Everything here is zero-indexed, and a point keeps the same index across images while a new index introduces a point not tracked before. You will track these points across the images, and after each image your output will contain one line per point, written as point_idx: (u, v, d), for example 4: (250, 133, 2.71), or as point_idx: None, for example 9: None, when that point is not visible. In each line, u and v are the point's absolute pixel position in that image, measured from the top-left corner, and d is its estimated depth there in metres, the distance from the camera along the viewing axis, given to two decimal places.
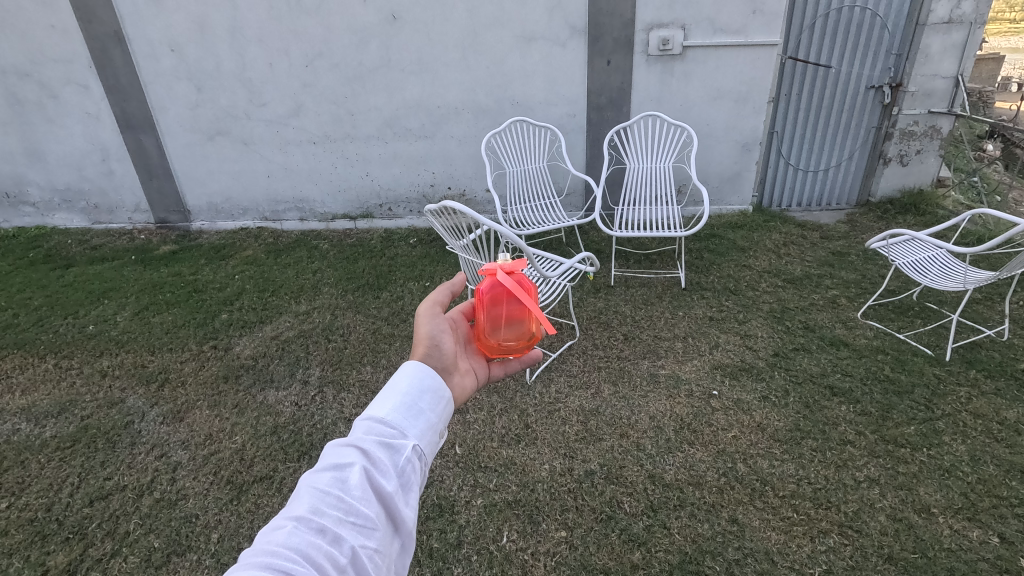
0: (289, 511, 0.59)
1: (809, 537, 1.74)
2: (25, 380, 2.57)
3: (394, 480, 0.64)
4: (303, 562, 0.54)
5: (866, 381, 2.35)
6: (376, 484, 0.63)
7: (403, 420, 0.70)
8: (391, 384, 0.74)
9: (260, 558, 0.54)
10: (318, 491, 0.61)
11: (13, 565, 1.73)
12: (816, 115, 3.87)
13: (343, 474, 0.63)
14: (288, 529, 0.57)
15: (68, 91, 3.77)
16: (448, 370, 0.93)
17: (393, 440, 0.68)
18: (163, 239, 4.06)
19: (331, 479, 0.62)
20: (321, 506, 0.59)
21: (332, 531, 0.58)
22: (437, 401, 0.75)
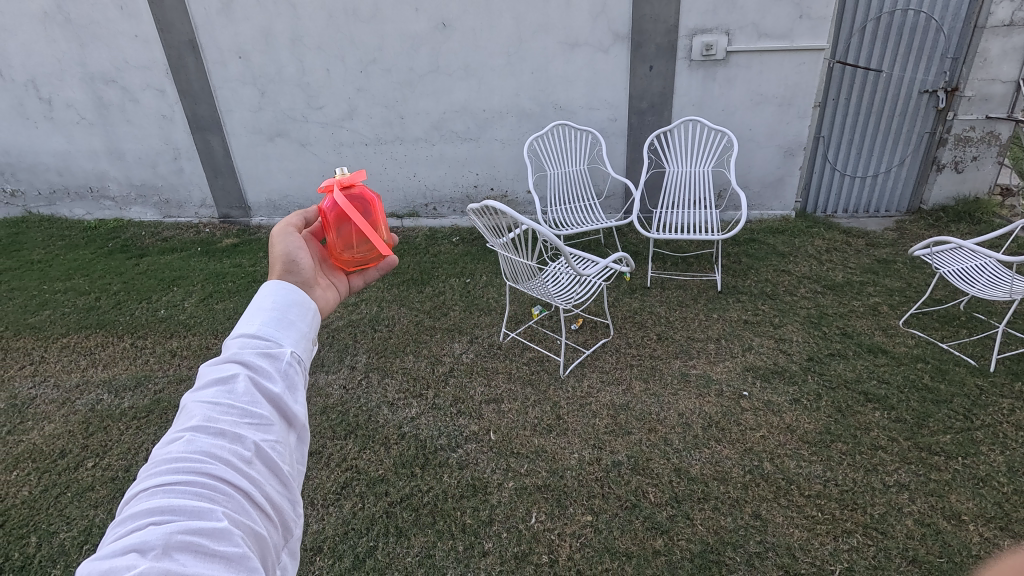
0: (180, 425, 0.59)
1: (833, 535, 1.77)
2: (106, 356, 2.85)
3: (280, 382, 0.66)
4: (209, 461, 0.56)
5: (903, 389, 2.33)
6: (264, 388, 0.65)
7: (276, 328, 0.71)
8: (255, 301, 0.74)
9: (159, 469, 0.54)
10: (205, 404, 0.61)
11: (98, 515, 1.96)
12: (865, 120, 3.80)
13: (230, 385, 0.64)
14: (184, 439, 0.57)
15: (146, 95, 4.11)
16: (311, 289, 0.89)
17: (270, 348, 0.69)
18: (225, 232, 4.36)
19: (217, 391, 0.63)
20: (213, 414, 0.60)
21: (231, 432, 0.59)
22: (306, 310, 0.76)
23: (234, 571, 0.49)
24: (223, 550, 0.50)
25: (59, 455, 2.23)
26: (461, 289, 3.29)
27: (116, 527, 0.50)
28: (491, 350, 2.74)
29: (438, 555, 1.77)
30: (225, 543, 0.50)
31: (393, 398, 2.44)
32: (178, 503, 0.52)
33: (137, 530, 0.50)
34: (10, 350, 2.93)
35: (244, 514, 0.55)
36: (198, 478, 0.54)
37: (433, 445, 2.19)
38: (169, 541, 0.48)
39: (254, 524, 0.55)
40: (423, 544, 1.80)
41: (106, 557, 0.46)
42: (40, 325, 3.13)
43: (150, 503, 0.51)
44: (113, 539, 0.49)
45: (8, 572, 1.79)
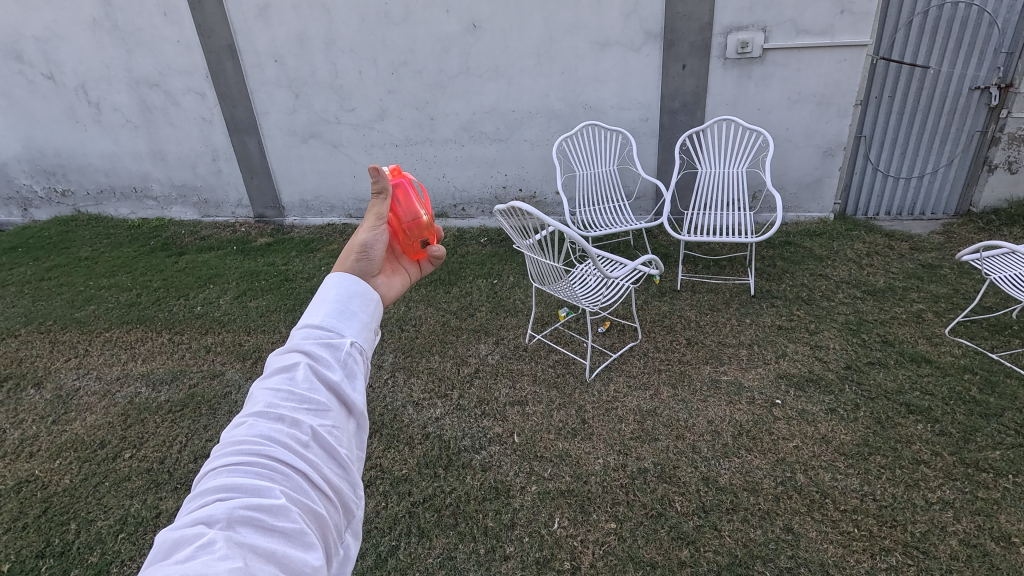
0: (248, 410, 0.62)
1: (870, 553, 1.69)
2: (145, 350, 2.95)
3: (339, 370, 0.66)
4: (268, 445, 0.57)
5: (949, 401, 2.21)
6: (323, 377, 0.65)
7: (336, 317, 0.70)
8: (320, 290, 0.74)
9: (225, 451, 0.57)
10: (269, 392, 0.63)
11: (133, 505, 2.02)
12: (910, 119, 3.64)
13: (291, 373, 0.65)
14: (246, 424, 0.59)
15: (188, 98, 4.25)
16: (373, 278, 0.85)
17: (331, 337, 0.69)
18: (260, 232, 4.46)
19: (281, 379, 0.65)
20: (274, 400, 0.62)
21: (290, 417, 0.60)
22: (368, 300, 0.74)
23: (293, 546, 0.50)
24: (281, 526, 0.51)
25: (100, 445, 2.32)
26: (488, 290, 3.29)
27: (189, 503, 0.53)
28: (516, 351, 2.73)
29: (459, 558, 1.76)
30: (283, 519, 0.51)
31: (418, 397, 2.45)
32: (240, 482, 0.53)
33: (206, 505, 0.51)
34: (57, 343, 3.06)
35: (304, 495, 0.55)
36: (258, 460, 0.56)
37: (457, 446, 2.18)
38: (232, 517, 0.49)
39: (313, 504, 0.55)
40: (445, 546, 1.80)
41: (178, 526, 0.49)
42: (86, 319, 3.27)
43: (215, 481, 0.53)
44: (185, 513, 0.51)
45: (50, 557, 1.86)
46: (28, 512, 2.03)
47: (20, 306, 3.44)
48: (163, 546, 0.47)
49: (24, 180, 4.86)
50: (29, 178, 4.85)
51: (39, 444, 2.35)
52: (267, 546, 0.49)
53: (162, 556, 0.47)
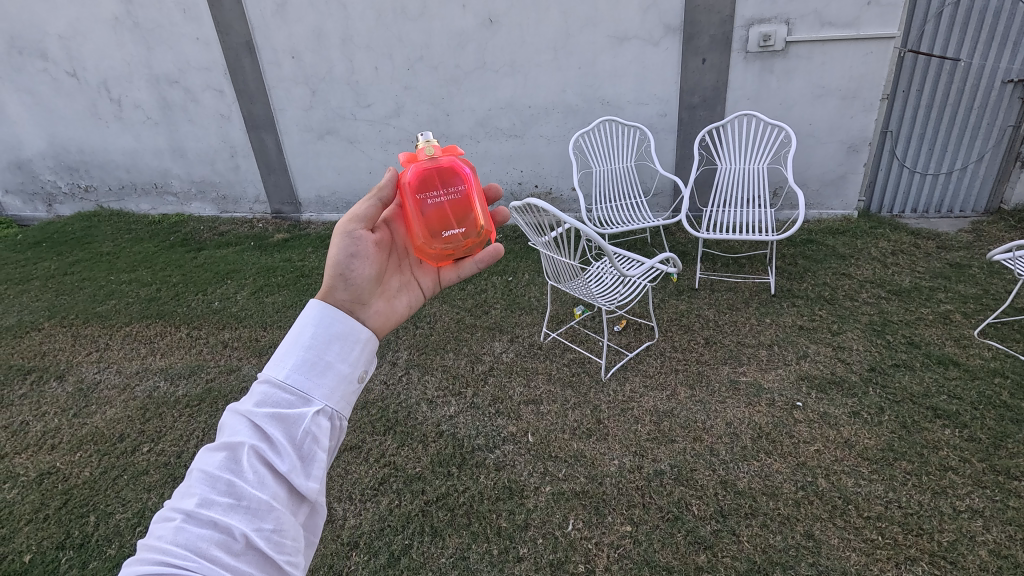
0: (177, 503, 0.58)
1: (895, 562, 1.64)
2: (164, 345, 2.99)
3: (289, 459, 0.64)
4: (196, 555, 0.54)
5: (978, 405, 2.14)
6: (271, 467, 0.63)
7: (295, 389, 0.69)
8: (285, 344, 0.72)
9: (145, 557, 0.52)
10: (205, 480, 0.60)
11: (151, 498, 2.04)
12: (938, 113, 3.53)
13: (236, 460, 0.62)
14: (175, 524, 0.55)
15: (206, 95, 4.28)
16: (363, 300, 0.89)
17: (288, 416, 0.67)
18: (277, 228, 4.49)
19: (223, 465, 0.62)
20: (210, 496, 0.58)
21: (223, 520, 0.57)
22: (342, 359, 0.74)
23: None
24: None
25: (119, 438, 2.35)
26: (503, 287, 3.27)
27: None
28: (531, 349, 2.71)
29: (473, 558, 1.75)
30: None
31: (432, 396, 2.44)
32: None
33: None
34: (79, 336, 3.11)
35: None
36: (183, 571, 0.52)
37: (471, 444, 2.17)
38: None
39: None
40: (458, 546, 1.79)
41: None
42: (107, 314, 3.32)
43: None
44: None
45: (69, 548, 1.89)
46: (49, 504, 2.06)
47: (44, 300, 3.51)
48: None
49: (48, 176, 4.95)
50: (53, 174, 4.94)
51: (60, 436, 2.38)
52: None
53: None
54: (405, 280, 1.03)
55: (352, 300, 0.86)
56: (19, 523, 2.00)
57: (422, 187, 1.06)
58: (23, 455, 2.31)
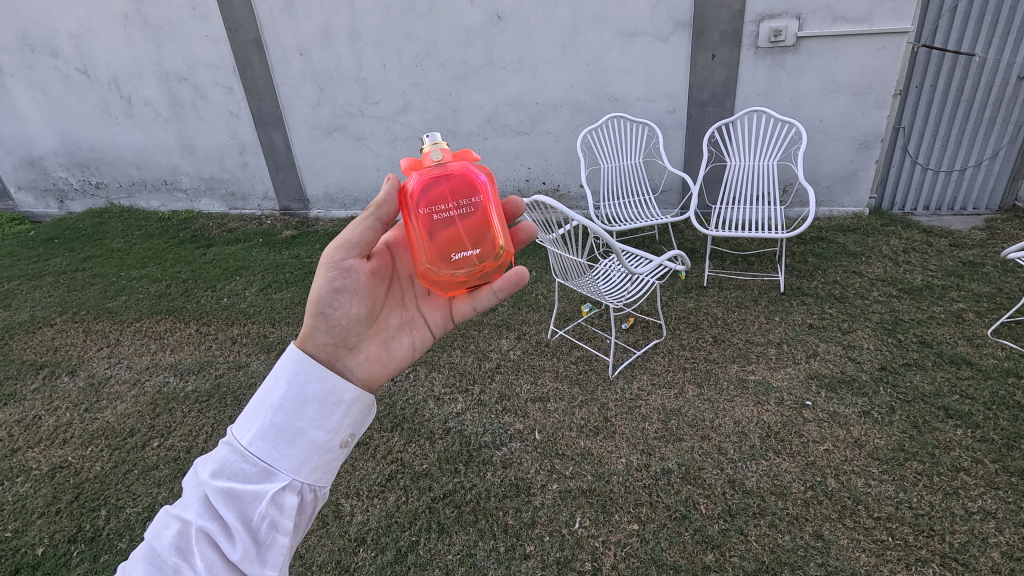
0: None
1: (905, 564, 1.62)
2: (174, 341, 3.01)
3: (241, 545, 0.65)
4: None
5: (990, 405, 2.11)
6: (219, 553, 0.65)
7: (252, 465, 0.70)
8: (250, 414, 0.73)
9: None
10: (154, 563, 0.63)
11: (161, 493, 2.06)
12: (952, 109, 3.48)
13: (186, 543, 0.65)
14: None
15: (215, 92, 4.29)
16: (349, 344, 0.89)
17: (246, 496, 0.68)
18: (286, 225, 4.51)
19: (175, 545, 0.64)
20: None
21: None
22: (306, 434, 0.74)
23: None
24: None
25: (129, 433, 2.37)
26: None
27: None
28: (538, 347, 2.70)
29: (479, 555, 1.75)
30: None
31: (439, 392, 2.44)
32: None
33: None
34: (90, 332, 3.14)
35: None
36: None
37: (478, 442, 2.17)
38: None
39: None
40: (465, 543, 1.79)
41: None
42: (117, 310, 3.35)
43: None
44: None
45: (81, 541, 1.91)
46: (61, 497, 2.08)
47: (55, 296, 3.54)
48: None
49: (60, 172, 4.99)
50: (65, 171, 4.98)
51: (72, 431, 2.41)
52: None
53: None
54: (407, 317, 1.01)
55: (336, 344, 0.87)
56: (31, 516, 2.02)
57: (430, 203, 0.98)
58: (35, 449, 2.33)
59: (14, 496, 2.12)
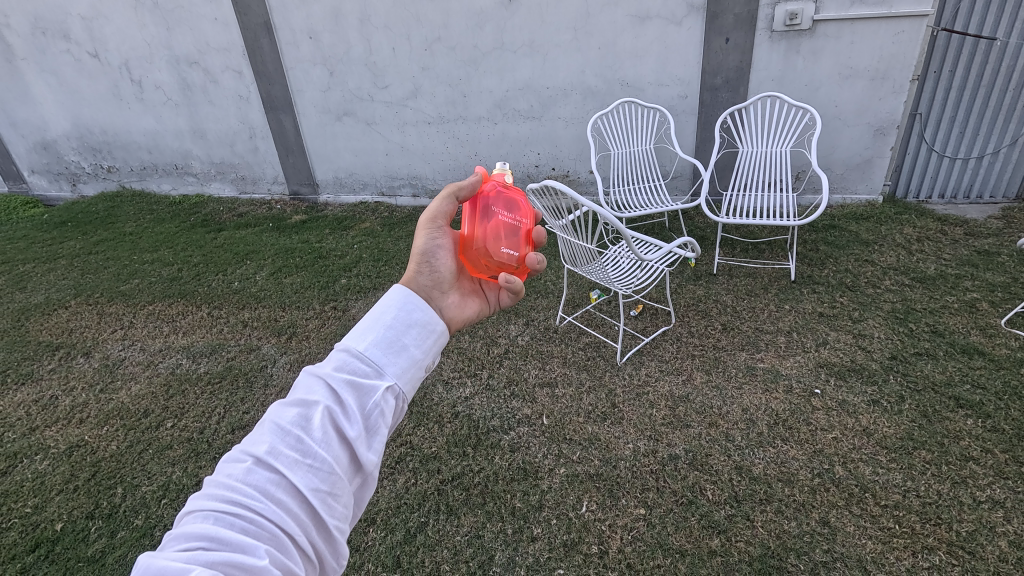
0: (251, 445, 0.61)
1: (911, 551, 1.63)
2: (186, 324, 3.04)
3: (360, 425, 0.65)
4: (262, 498, 0.56)
5: (1002, 396, 2.09)
6: (342, 430, 0.64)
7: (370, 361, 0.70)
8: (364, 322, 0.74)
9: (216, 493, 0.56)
10: (278, 431, 0.62)
11: (176, 472, 2.11)
12: (971, 95, 3.41)
13: (309, 413, 0.64)
14: (247, 463, 0.59)
15: (226, 76, 4.29)
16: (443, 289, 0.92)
17: (363, 378, 0.69)
18: (295, 210, 4.52)
19: (296, 418, 0.63)
20: (281, 445, 0.61)
21: (290, 471, 0.59)
22: (411, 345, 0.74)
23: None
24: None
25: (143, 414, 2.42)
26: None
27: (166, 542, 0.52)
28: (546, 333, 2.71)
29: (487, 537, 1.77)
30: None
31: (448, 376, 2.46)
32: (223, 538, 0.52)
33: (184, 552, 0.51)
34: (104, 314, 3.18)
35: (285, 560, 0.54)
36: (247, 514, 0.55)
37: (486, 426, 2.19)
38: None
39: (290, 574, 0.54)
40: (473, 524, 1.82)
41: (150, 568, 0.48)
42: (130, 293, 3.39)
43: (199, 527, 0.53)
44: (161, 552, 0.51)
45: (98, 518, 1.95)
46: (79, 474, 2.13)
47: (70, 279, 3.59)
48: None
49: (72, 156, 5.03)
50: (77, 154, 5.01)
51: (88, 411, 2.46)
52: None
53: None
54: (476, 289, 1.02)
55: (431, 285, 0.90)
56: (50, 492, 2.07)
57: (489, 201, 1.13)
58: (52, 428, 2.38)
59: (33, 473, 2.17)
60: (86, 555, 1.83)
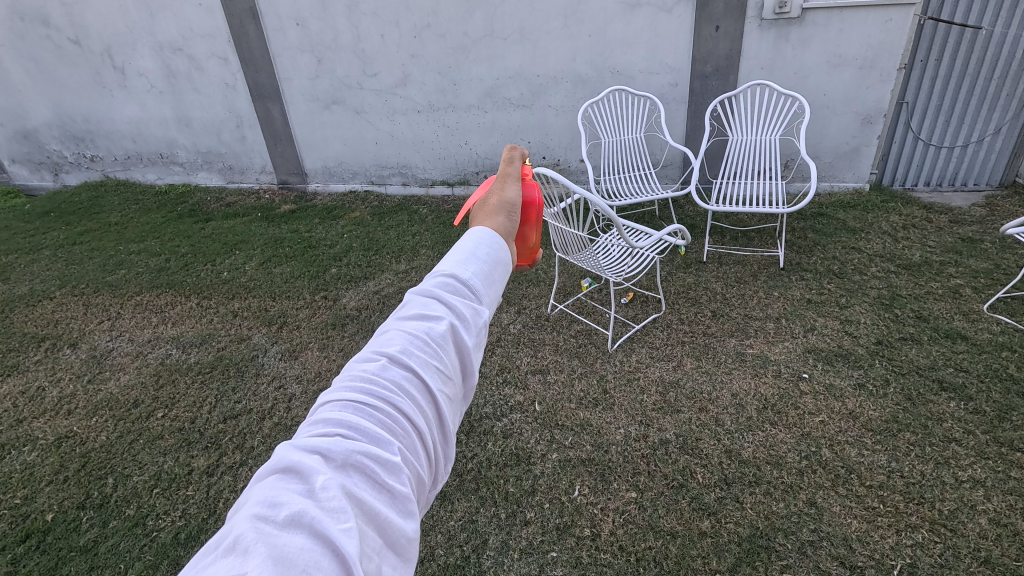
0: (378, 347, 0.57)
1: (895, 529, 1.67)
2: (175, 314, 3.02)
3: (473, 337, 0.61)
4: (396, 394, 0.53)
5: (984, 378, 2.14)
6: (458, 340, 0.60)
7: (477, 279, 0.65)
8: (465, 244, 0.68)
9: (353, 386, 0.53)
10: (403, 334, 0.58)
11: (167, 462, 2.10)
12: (956, 84, 3.44)
13: (429, 323, 0.60)
14: (378, 362, 0.55)
15: (211, 63, 4.22)
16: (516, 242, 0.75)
17: (474, 299, 0.64)
18: (284, 199, 4.48)
19: (418, 327, 0.59)
20: (410, 347, 0.57)
21: (419, 372, 0.55)
22: (504, 269, 0.69)
23: (394, 509, 0.46)
24: (392, 486, 0.47)
25: (133, 404, 2.40)
26: None
27: (306, 427, 0.50)
28: (538, 321, 2.72)
29: (481, 521, 1.79)
30: (395, 478, 0.48)
31: None
32: (362, 425, 0.49)
33: (326, 435, 0.48)
34: (90, 305, 3.15)
35: (415, 457, 0.52)
36: (384, 406, 0.52)
37: (478, 413, 2.20)
38: (347, 459, 0.46)
39: (419, 469, 0.51)
40: (466, 509, 1.83)
41: (298, 448, 0.46)
42: (117, 283, 3.35)
43: (339, 415, 0.50)
44: (302, 436, 0.49)
45: (89, 508, 1.94)
46: (68, 465, 2.12)
47: (54, 269, 3.53)
48: (282, 464, 0.45)
49: (54, 145, 4.93)
50: (60, 143, 4.92)
51: (76, 402, 2.43)
52: (374, 505, 0.45)
53: (281, 469, 0.45)
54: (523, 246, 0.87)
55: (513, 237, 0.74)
56: (40, 483, 2.05)
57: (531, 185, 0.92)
58: (40, 419, 2.36)
59: (22, 464, 2.15)
60: (78, 545, 1.82)
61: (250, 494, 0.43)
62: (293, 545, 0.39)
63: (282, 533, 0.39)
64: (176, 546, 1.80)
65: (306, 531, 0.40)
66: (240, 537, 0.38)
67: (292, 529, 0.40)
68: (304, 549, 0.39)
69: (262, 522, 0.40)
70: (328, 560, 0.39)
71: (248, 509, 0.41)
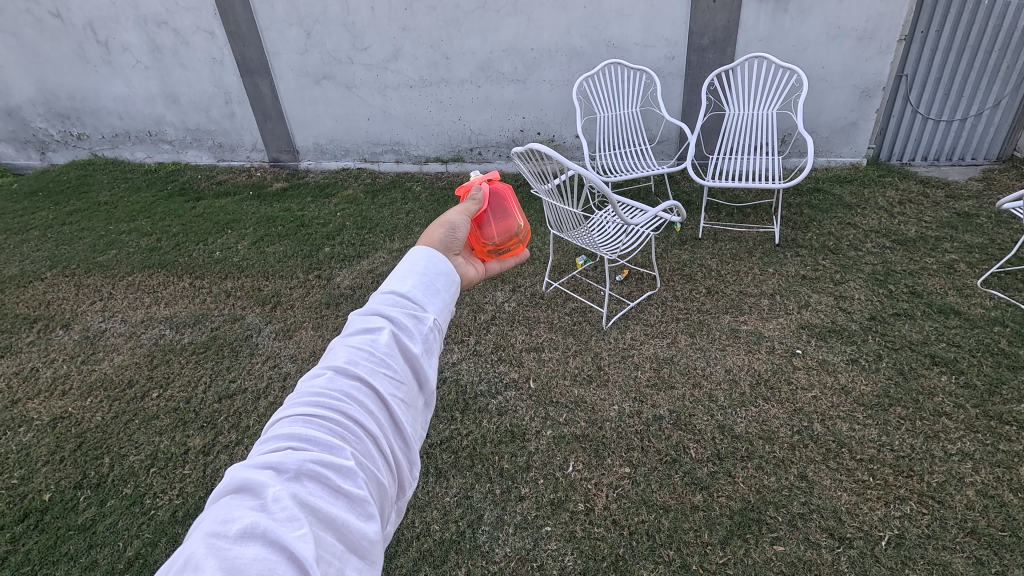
0: (325, 363, 0.57)
1: (884, 501, 1.69)
2: (168, 294, 3.00)
3: (420, 343, 0.61)
4: (346, 402, 0.53)
5: (975, 353, 2.15)
6: (404, 348, 0.60)
7: (421, 290, 0.65)
8: (405, 263, 0.68)
9: (302, 400, 0.53)
10: (349, 347, 0.58)
11: (163, 441, 2.10)
12: (956, 56, 3.39)
13: (373, 335, 0.60)
14: (326, 375, 0.55)
15: (197, 37, 4.11)
16: (454, 257, 0.84)
17: (416, 310, 0.63)
18: (275, 177, 4.43)
19: (363, 340, 0.59)
20: (356, 358, 0.57)
21: (368, 381, 0.56)
22: (450, 281, 0.69)
23: (353, 513, 0.46)
24: (347, 489, 0.47)
25: (128, 384, 2.40)
26: None
27: (260, 446, 0.50)
28: (533, 299, 2.71)
29: (476, 497, 1.81)
30: (351, 481, 0.47)
31: None
32: (313, 434, 0.49)
33: (279, 450, 0.48)
34: (82, 286, 3.12)
35: (371, 461, 0.51)
36: (334, 414, 0.52)
37: (473, 391, 2.21)
38: (301, 469, 0.46)
39: (380, 474, 0.51)
40: (462, 485, 1.85)
41: (249, 466, 0.46)
42: (107, 263, 3.31)
43: (289, 428, 0.50)
44: (255, 454, 0.49)
45: (87, 487, 1.95)
46: (64, 446, 2.12)
47: (44, 250, 3.50)
48: (233, 483, 0.45)
49: (39, 123, 4.84)
50: (45, 121, 4.82)
51: (70, 383, 2.43)
52: (330, 511, 0.45)
53: (232, 489, 0.45)
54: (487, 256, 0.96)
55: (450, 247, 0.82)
56: (36, 464, 2.06)
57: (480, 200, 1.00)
58: (35, 400, 2.35)
59: (17, 445, 2.15)
60: (77, 524, 1.83)
61: (204, 515, 0.43)
62: (246, 556, 0.39)
63: (235, 546, 0.39)
64: (174, 523, 1.81)
65: (260, 541, 0.40)
66: (191, 555, 0.38)
67: (246, 541, 0.40)
68: (258, 558, 0.39)
69: (215, 539, 0.40)
70: (283, 566, 0.39)
71: (202, 528, 0.41)
